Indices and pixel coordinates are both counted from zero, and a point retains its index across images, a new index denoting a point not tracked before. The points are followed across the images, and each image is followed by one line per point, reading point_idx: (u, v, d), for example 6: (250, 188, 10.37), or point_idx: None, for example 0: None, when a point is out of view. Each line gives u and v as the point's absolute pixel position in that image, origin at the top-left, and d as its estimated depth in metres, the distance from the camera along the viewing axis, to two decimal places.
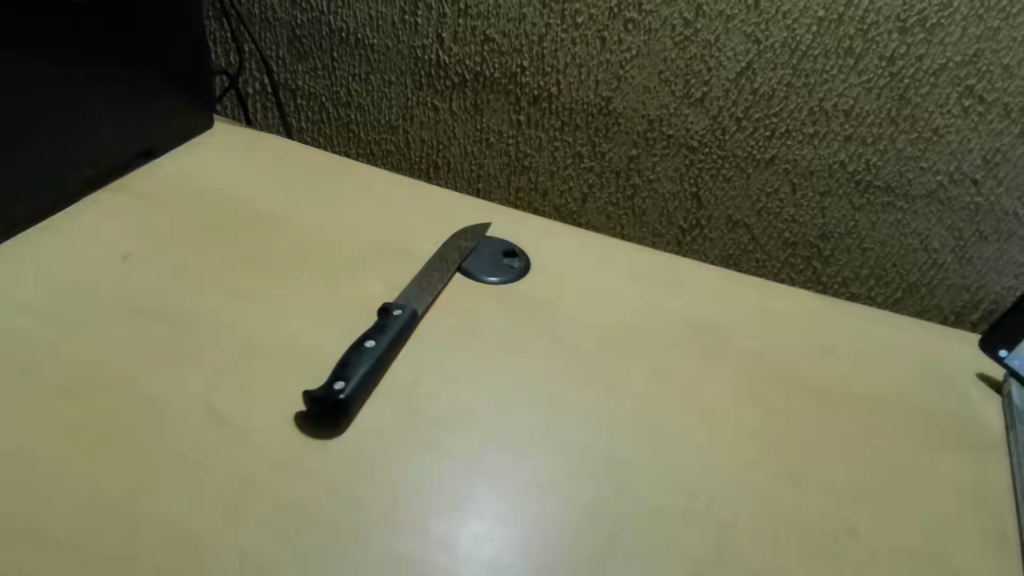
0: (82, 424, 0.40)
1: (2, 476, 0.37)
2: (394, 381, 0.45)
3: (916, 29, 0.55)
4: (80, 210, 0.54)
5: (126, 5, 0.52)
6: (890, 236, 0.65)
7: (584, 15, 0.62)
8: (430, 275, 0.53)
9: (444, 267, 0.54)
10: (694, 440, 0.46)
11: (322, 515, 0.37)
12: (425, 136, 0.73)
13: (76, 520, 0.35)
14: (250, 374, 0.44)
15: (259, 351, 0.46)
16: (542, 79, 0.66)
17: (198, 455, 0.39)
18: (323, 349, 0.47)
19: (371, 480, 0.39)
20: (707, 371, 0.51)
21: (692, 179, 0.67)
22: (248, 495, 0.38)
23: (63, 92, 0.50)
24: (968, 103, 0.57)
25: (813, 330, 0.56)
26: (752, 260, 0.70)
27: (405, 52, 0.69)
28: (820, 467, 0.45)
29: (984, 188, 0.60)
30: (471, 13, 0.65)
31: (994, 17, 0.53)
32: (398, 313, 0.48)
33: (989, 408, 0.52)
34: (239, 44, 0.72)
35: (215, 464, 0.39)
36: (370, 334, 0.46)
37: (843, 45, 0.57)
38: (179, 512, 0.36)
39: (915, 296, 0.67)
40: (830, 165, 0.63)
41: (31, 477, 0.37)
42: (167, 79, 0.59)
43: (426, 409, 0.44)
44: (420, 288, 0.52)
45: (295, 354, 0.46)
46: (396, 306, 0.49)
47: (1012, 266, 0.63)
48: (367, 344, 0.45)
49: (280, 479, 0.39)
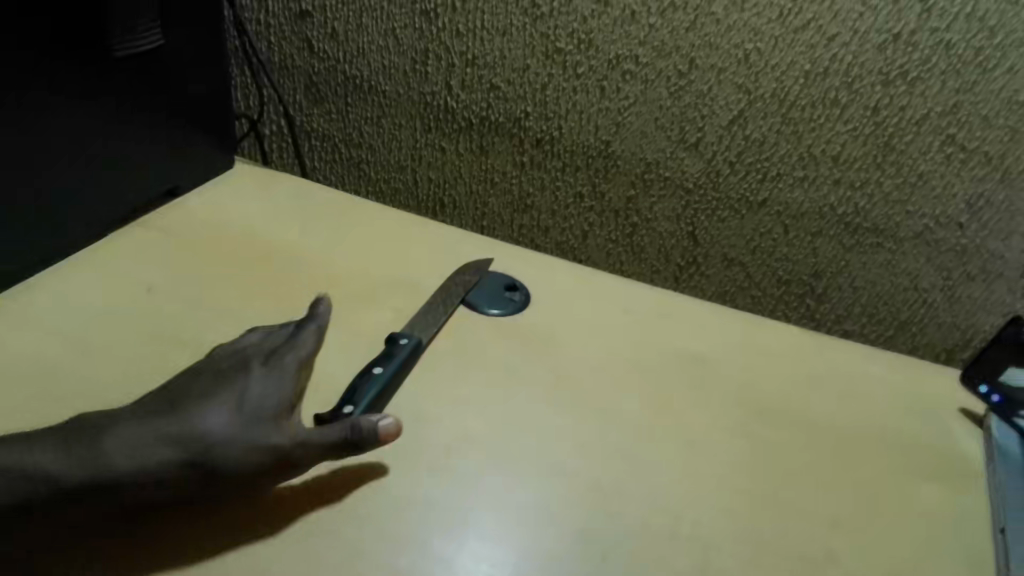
0: None
1: None
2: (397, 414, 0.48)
3: (897, 82, 0.59)
4: (105, 245, 0.58)
5: (157, 55, 0.56)
6: (880, 276, 0.67)
7: (585, 66, 0.66)
8: (436, 309, 0.55)
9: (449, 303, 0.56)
10: (686, 467, 0.47)
11: (320, 554, 0.39)
12: (432, 176, 0.77)
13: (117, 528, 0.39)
14: None
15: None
16: (544, 124, 0.70)
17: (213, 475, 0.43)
18: (331, 380, 0.49)
19: (367, 513, 0.42)
20: (698, 400, 0.53)
21: (688, 219, 0.70)
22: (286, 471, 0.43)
23: (91, 133, 0.53)
24: (950, 150, 0.60)
25: (801, 365, 0.58)
26: (747, 297, 0.73)
27: (415, 99, 0.73)
28: (802, 495, 0.47)
29: (970, 231, 0.63)
30: (478, 64, 0.69)
31: (971, 72, 0.57)
32: (403, 342, 0.51)
33: (972, 442, 0.54)
34: (259, 90, 0.77)
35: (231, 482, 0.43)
36: (376, 362, 0.49)
37: (829, 96, 0.61)
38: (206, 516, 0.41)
39: (907, 333, 0.69)
40: (820, 208, 0.66)
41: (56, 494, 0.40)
42: (193, 123, 0.62)
43: (427, 439, 0.46)
44: (425, 320, 0.54)
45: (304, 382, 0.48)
46: (402, 336, 0.51)
47: (1000, 305, 0.65)
48: (376, 371, 0.48)
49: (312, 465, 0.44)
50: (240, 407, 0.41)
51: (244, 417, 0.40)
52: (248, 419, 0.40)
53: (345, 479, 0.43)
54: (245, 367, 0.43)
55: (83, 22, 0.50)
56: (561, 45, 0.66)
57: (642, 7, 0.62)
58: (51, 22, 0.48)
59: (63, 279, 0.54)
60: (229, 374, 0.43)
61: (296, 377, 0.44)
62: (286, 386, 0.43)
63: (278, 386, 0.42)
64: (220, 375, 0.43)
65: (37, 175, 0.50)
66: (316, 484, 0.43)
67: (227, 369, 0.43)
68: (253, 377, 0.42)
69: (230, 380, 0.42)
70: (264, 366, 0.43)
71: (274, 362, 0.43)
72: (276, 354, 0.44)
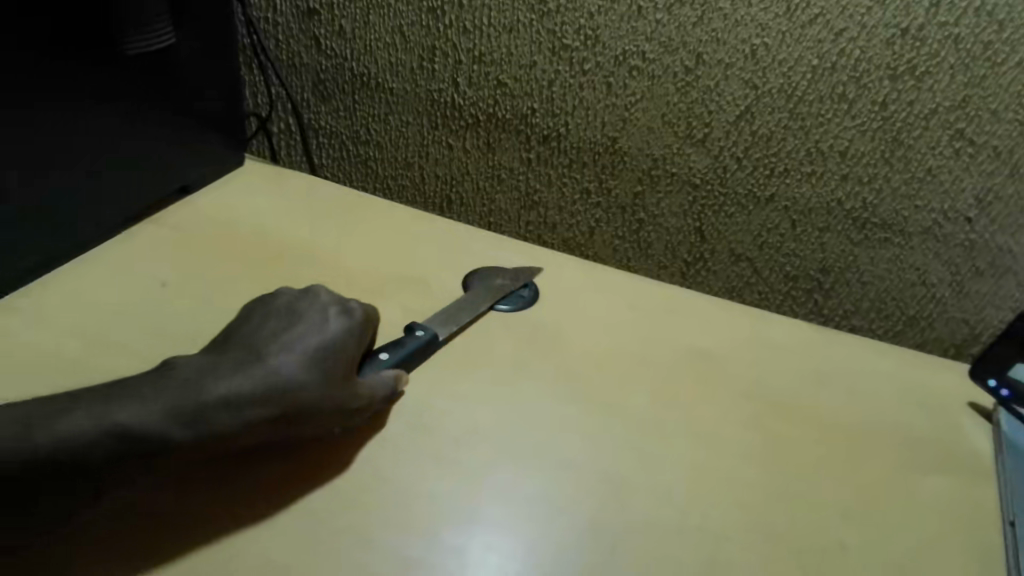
0: None
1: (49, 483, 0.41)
2: (404, 411, 0.48)
3: (905, 76, 0.58)
4: (117, 245, 0.59)
5: (169, 55, 0.57)
6: (888, 271, 0.67)
7: (591, 63, 0.66)
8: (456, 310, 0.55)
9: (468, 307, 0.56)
10: (694, 462, 0.48)
11: (322, 560, 0.39)
12: (440, 173, 0.77)
13: (120, 522, 0.40)
14: None
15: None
16: (551, 121, 0.70)
17: (230, 468, 0.43)
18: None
19: (375, 510, 0.42)
20: (705, 395, 0.53)
21: (695, 215, 0.70)
22: (296, 455, 0.45)
23: (102, 133, 0.54)
24: (959, 145, 0.60)
25: (809, 360, 0.58)
26: (754, 292, 0.73)
27: (422, 96, 0.73)
28: (809, 489, 0.47)
29: (978, 226, 0.62)
30: (485, 60, 0.69)
31: (980, 66, 0.56)
32: (418, 333, 0.52)
33: (980, 436, 0.54)
34: (267, 88, 0.78)
35: (244, 474, 0.43)
36: (384, 347, 0.50)
37: (836, 91, 0.60)
38: (219, 508, 0.42)
39: (915, 329, 0.69)
40: (828, 203, 0.66)
41: None
42: (203, 122, 0.63)
43: (438, 434, 0.47)
44: (447, 315, 0.55)
45: None
46: (417, 329, 0.52)
47: (1009, 300, 0.65)
48: (383, 357, 0.50)
49: (321, 459, 0.45)
50: (317, 349, 0.46)
51: (323, 366, 0.45)
52: (322, 362, 0.45)
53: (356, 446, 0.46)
54: (320, 315, 0.48)
55: (94, 24, 0.50)
56: (567, 41, 0.66)
57: (648, 3, 0.62)
58: (51, 22, 0.47)
59: (78, 277, 0.55)
60: (306, 319, 0.47)
61: (362, 329, 0.49)
62: (355, 336, 0.48)
63: (346, 342, 0.47)
64: (289, 329, 0.46)
65: (47, 175, 0.51)
66: (328, 452, 0.45)
67: (302, 315, 0.48)
68: (329, 324, 0.48)
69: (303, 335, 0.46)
70: (337, 316, 0.49)
71: (346, 313, 0.49)
72: (347, 305, 0.50)
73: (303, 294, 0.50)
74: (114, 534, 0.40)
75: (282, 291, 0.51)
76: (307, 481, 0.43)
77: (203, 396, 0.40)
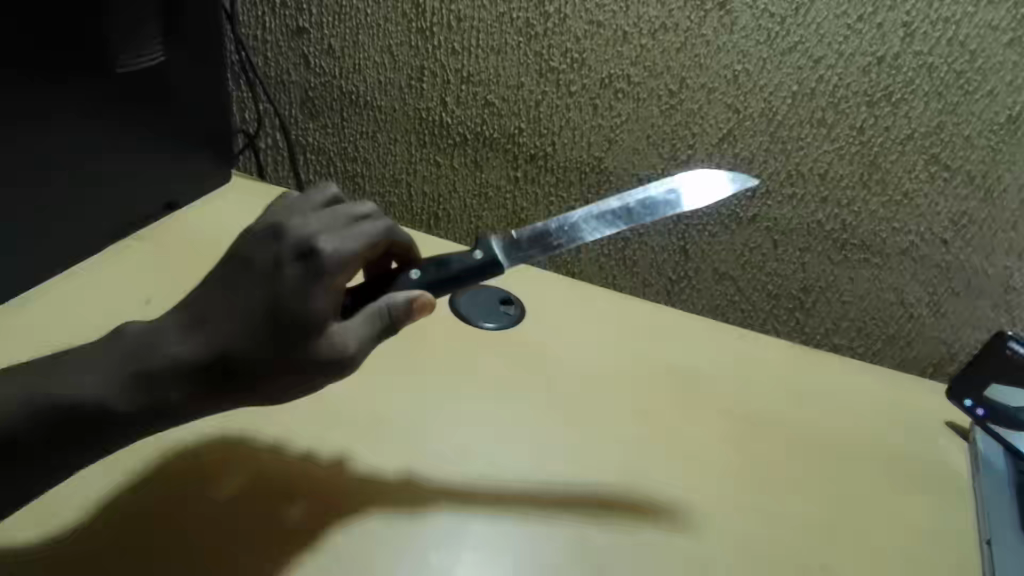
0: (119, 463, 0.45)
1: (46, 514, 0.42)
2: (390, 454, 0.48)
3: (882, 103, 0.60)
4: (103, 258, 0.59)
5: (162, 73, 0.57)
6: (867, 292, 0.69)
7: (577, 85, 0.67)
8: (603, 215, 0.47)
9: (627, 204, 0.47)
10: (675, 483, 0.48)
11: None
12: (427, 190, 0.78)
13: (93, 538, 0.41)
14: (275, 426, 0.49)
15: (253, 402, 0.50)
16: (538, 140, 0.71)
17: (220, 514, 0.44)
18: (330, 428, 0.49)
19: (378, 543, 0.43)
20: (689, 414, 0.54)
21: (680, 234, 0.72)
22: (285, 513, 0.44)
23: (95, 144, 0.54)
24: (934, 169, 0.61)
25: (790, 378, 0.59)
26: (738, 311, 0.74)
27: (410, 114, 0.74)
28: (792, 505, 0.48)
29: (954, 248, 0.64)
30: (473, 80, 0.70)
31: (954, 93, 0.58)
32: (479, 256, 0.47)
33: (956, 455, 0.55)
34: (256, 104, 0.78)
35: (227, 526, 0.43)
36: (417, 266, 0.47)
37: (816, 115, 0.62)
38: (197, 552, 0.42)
39: (894, 347, 0.70)
40: (808, 225, 0.67)
41: (66, 516, 0.42)
42: (195, 139, 0.63)
43: (427, 468, 0.47)
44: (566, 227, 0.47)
45: (312, 409, 0.50)
46: (479, 249, 0.47)
47: (984, 321, 0.66)
48: (412, 276, 0.47)
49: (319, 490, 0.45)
50: (269, 308, 0.38)
51: (273, 327, 0.38)
52: (275, 321, 0.38)
53: (322, 487, 0.46)
54: (276, 258, 0.40)
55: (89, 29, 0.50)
56: (554, 63, 0.67)
57: (633, 28, 0.63)
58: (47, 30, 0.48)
59: (63, 290, 0.55)
60: (261, 267, 0.40)
61: (339, 266, 0.40)
62: (322, 280, 0.39)
63: (308, 288, 0.39)
64: (243, 284, 0.39)
65: (35, 186, 0.50)
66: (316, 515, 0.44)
67: (258, 264, 0.40)
68: (286, 271, 0.39)
69: (259, 288, 0.39)
70: (301, 260, 0.40)
71: (308, 254, 0.40)
72: (312, 245, 0.40)
73: (267, 228, 0.42)
74: (86, 552, 0.41)
75: (250, 232, 0.43)
76: (272, 527, 0.43)
77: (159, 372, 0.38)
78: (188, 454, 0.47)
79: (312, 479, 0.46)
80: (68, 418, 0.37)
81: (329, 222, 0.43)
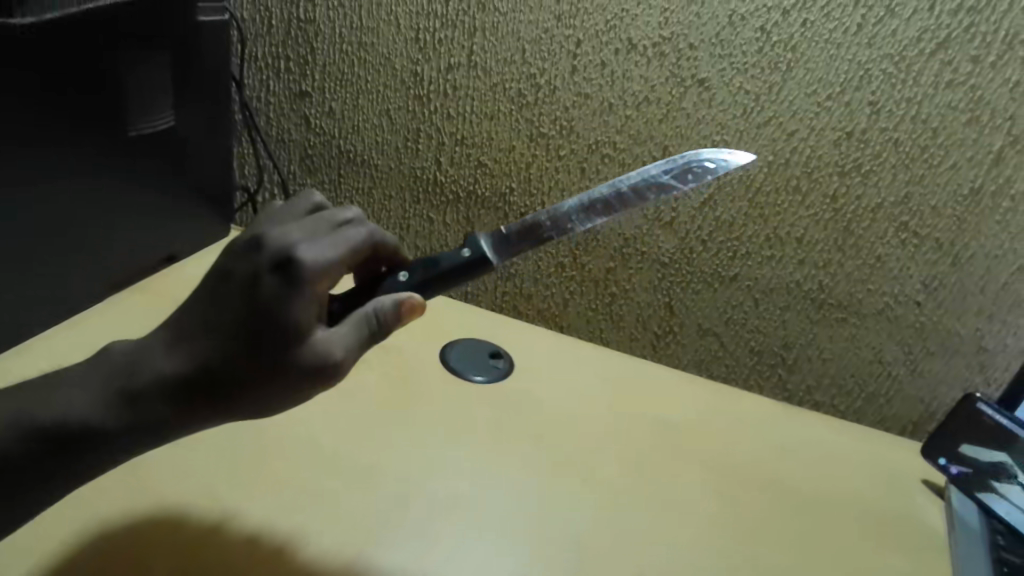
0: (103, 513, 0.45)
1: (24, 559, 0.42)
2: (379, 504, 0.49)
3: (853, 173, 0.64)
4: (103, 308, 0.60)
5: (169, 130, 0.60)
6: (846, 349, 0.71)
7: (566, 149, 0.71)
8: (593, 203, 0.50)
9: (616, 190, 0.50)
10: (661, 541, 0.48)
11: None
12: (420, 244, 0.80)
13: None
14: (265, 473, 0.50)
15: (241, 464, 0.50)
16: (528, 200, 0.74)
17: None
18: (323, 476, 0.50)
19: None
20: (674, 470, 0.55)
21: (664, 291, 0.74)
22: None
23: (99, 194, 0.56)
24: (904, 236, 0.65)
25: (771, 433, 0.60)
26: (722, 366, 0.76)
27: (405, 172, 0.77)
28: (775, 562, 0.48)
29: (927, 309, 0.67)
30: (467, 143, 0.73)
31: (919, 166, 0.62)
32: (467, 253, 0.48)
33: (933, 512, 0.56)
34: (257, 160, 0.81)
35: None
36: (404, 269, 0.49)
37: (791, 184, 0.65)
38: None
39: (874, 405, 0.72)
40: (787, 284, 0.70)
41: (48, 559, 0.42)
42: (197, 193, 0.66)
43: (416, 519, 0.48)
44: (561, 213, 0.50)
45: (306, 455, 0.51)
46: (468, 248, 0.49)
47: (960, 380, 0.68)
48: (400, 279, 0.49)
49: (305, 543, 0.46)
50: (253, 319, 0.39)
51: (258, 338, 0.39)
52: (260, 333, 0.39)
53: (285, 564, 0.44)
54: (256, 269, 0.40)
55: (111, 92, 0.54)
56: (545, 129, 0.70)
57: (619, 101, 0.67)
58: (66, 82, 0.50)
59: (61, 339, 0.57)
60: (241, 279, 0.40)
61: (319, 275, 0.41)
62: (304, 289, 0.40)
63: (289, 298, 0.39)
64: (225, 297, 0.40)
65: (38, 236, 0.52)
66: None
67: (238, 277, 0.41)
68: (266, 282, 0.40)
69: (240, 300, 0.40)
70: (279, 271, 0.40)
71: (288, 264, 0.40)
72: (290, 254, 0.41)
73: (245, 241, 0.43)
74: None
75: (231, 243, 0.43)
76: None
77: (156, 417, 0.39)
78: (143, 528, 0.45)
79: (266, 550, 0.45)
80: (58, 457, 0.37)
81: (308, 232, 0.43)
